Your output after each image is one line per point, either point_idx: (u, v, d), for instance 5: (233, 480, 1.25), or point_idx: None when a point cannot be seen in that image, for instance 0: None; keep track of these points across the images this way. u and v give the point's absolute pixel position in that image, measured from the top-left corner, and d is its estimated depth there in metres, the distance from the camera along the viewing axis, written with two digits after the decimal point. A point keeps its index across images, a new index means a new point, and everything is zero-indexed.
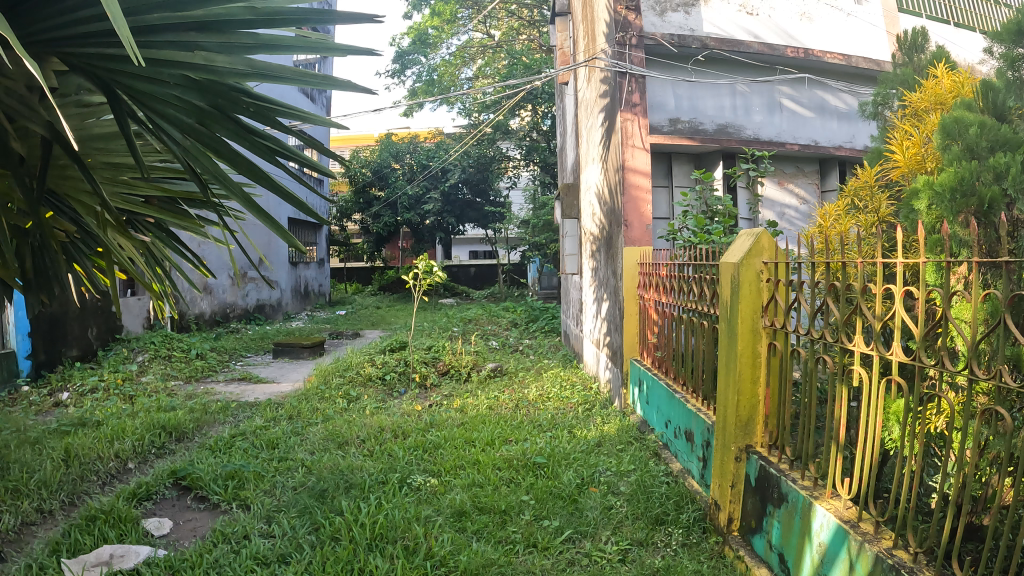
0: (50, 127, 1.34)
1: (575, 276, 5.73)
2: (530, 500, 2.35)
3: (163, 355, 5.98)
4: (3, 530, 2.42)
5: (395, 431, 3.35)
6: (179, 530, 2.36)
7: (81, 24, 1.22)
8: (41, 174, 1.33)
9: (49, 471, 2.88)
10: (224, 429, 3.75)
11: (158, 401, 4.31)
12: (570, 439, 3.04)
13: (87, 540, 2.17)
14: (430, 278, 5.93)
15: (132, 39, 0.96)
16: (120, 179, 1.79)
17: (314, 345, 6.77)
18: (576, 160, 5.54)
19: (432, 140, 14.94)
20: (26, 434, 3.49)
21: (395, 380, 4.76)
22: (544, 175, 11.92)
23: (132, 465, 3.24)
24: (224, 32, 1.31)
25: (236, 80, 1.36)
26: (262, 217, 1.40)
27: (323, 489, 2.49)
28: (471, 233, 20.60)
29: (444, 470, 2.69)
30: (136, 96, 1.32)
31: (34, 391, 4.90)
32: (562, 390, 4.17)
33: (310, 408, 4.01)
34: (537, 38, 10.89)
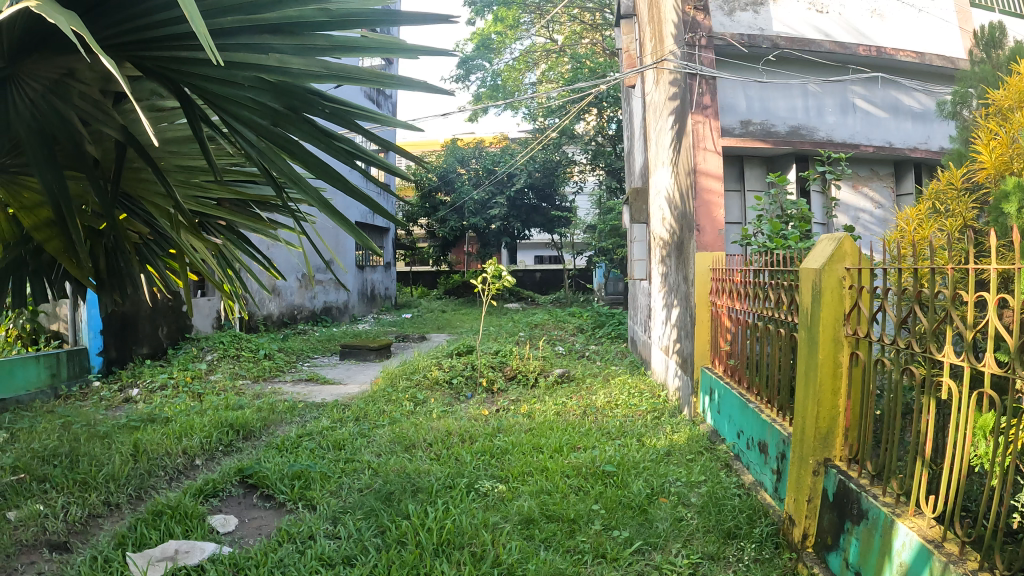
0: (124, 132, 1.41)
1: (643, 281, 5.65)
2: (599, 509, 2.30)
3: (232, 355, 6.08)
4: (71, 521, 2.53)
5: (463, 435, 3.34)
6: (244, 527, 2.38)
7: (151, 29, 1.23)
8: (117, 178, 1.45)
9: (118, 465, 2.96)
10: (290, 428, 3.79)
11: (226, 399, 4.37)
12: (641, 448, 2.98)
13: (153, 534, 2.21)
14: (498, 282, 5.92)
15: (211, 45, 0.96)
16: (192, 182, 1.82)
17: (381, 347, 6.80)
18: (644, 163, 5.49)
19: (497, 145, 15.00)
20: (97, 429, 3.59)
21: (461, 384, 4.75)
22: (611, 180, 11.82)
23: (200, 462, 3.29)
24: (299, 34, 1.30)
25: (312, 82, 1.35)
26: (333, 219, 1.39)
27: (390, 492, 2.49)
28: (538, 236, 20.64)
29: (512, 476, 2.67)
30: (210, 99, 1.33)
31: (105, 386, 5.05)
32: (630, 397, 4.10)
33: (377, 410, 4.03)
34: (601, 42, 10.85)
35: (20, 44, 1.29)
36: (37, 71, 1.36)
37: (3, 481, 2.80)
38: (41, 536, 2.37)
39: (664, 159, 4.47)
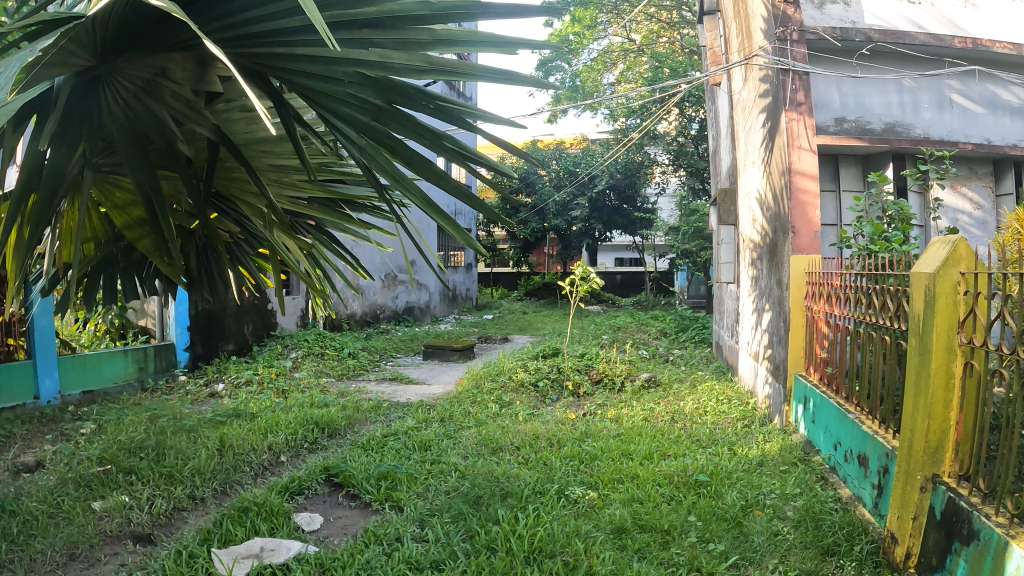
0: (216, 132, 1.47)
1: (731, 285, 5.55)
2: (694, 520, 2.25)
3: (316, 352, 6.19)
4: (157, 514, 2.65)
5: (551, 439, 3.32)
6: (329, 526, 2.44)
7: (245, 25, 1.26)
8: (210, 176, 1.52)
9: (205, 461, 3.09)
10: (374, 427, 3.80)
11: (312, 397, 4.43)
12: (732, 458, 2.92)
13: (238, 532, 2.30)
14: (587, 284, 5.87)
15: (325, 28, 0.97)
16: (285, 180, 1.89)
17: (465, 349, 6.80)
18: (732, 163, 5.39)
19: (577, 147, 14.94)
20: (184, 423, 3.72)
21: (546, 387, 4.74)
22: (694, 181, 11.64)
23: (285, 459, 3.35)
24: (399, 28, 1.28)
25: (416, 77, 1.33)
26: (431, 214, 1.38)
27: (478, 495, 2.49)
28: (619, 237, 20.53)
29: (602, 483, 2.65)
30: (310, 95, 1.36)
31: (192, 382, 5.20)
32: (719, 404, 4.01)
33: (463, 412, 4.03)
34: (680, 40, 10.72)
35: (116, 42, 1.34)
36: (130, 71, 1.42)
37: (93, 473, 3.01)
38: (125, 529, 2.52)
39: (754, 159, 4.39)
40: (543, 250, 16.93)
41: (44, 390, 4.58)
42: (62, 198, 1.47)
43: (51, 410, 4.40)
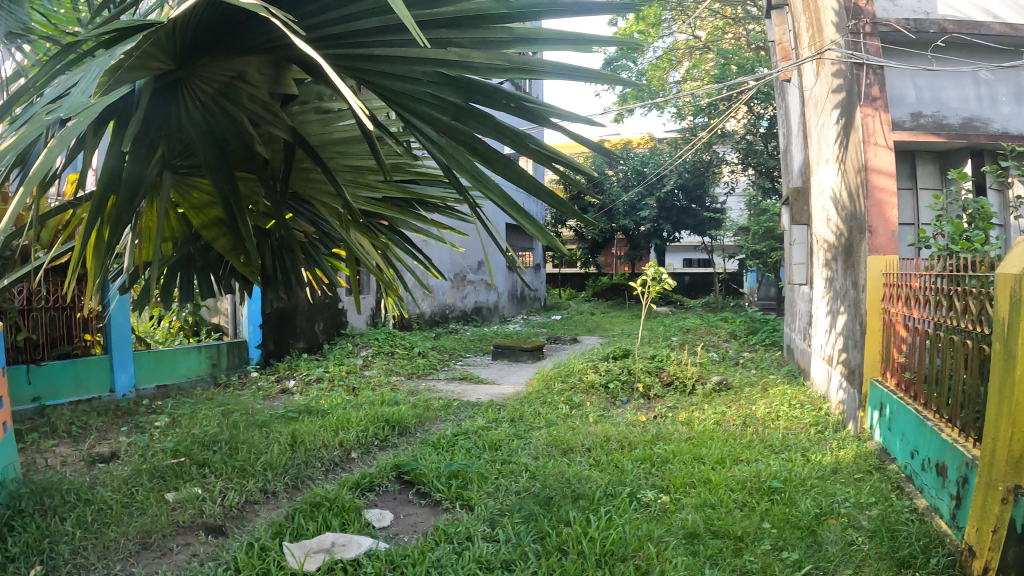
0: (292, 132, 1.59)
1: (804, 287, 5.46)
2: (768, 527, 2.23)
3: (386, 351, 6.30)
4: (229, 506, 2.73)
5: (621, 442, 3.34)
6: (399, 523, 2.49)
7: (333, 27, 1.34)
8: (286, 175, 1.63)
9: (277, 455, 3.17)
10: (444, 425, 3.85)
11: (382, 395, 4.49)
12: (806, 464, 2.89)
13: (310, 526, 2.36)
14: (659, 285, 5.85)
15: (417, 29, 1.03)
16: (364, 180, 1.98)
17: (535, 349, 6.81)
18: (804, 161, 5.32)
19: (644, 147, 14.85)
20: (256, 418, 3.83)
21: (616, 389, 4.75)
22: (763, 180, 11.47)
23: (356, 455, 3.41)
24: (475, 27, 1.35)
25: (496, 76, 1.35)
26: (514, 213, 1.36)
27: (550, 497, 2.52)
28: (687, 239, 20.35)
29: (674, 486, 2.65)
30: (389, 96, 1.39)
31: (264, 378, 5.36)
32: (792, 409, 3.95)
33: (533, 412, 4.10)
34: (746, 36, 10.59)
35: (194, 44, 1.48)
36: (211, 74, 1.57)
37: (167, 465, 3.13)
38: (198, 519, 2.61)
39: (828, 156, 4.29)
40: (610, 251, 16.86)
41: (120, 383, 4.77)
42: (146, 196, 1.60)
43: (126, 404, 4.57)
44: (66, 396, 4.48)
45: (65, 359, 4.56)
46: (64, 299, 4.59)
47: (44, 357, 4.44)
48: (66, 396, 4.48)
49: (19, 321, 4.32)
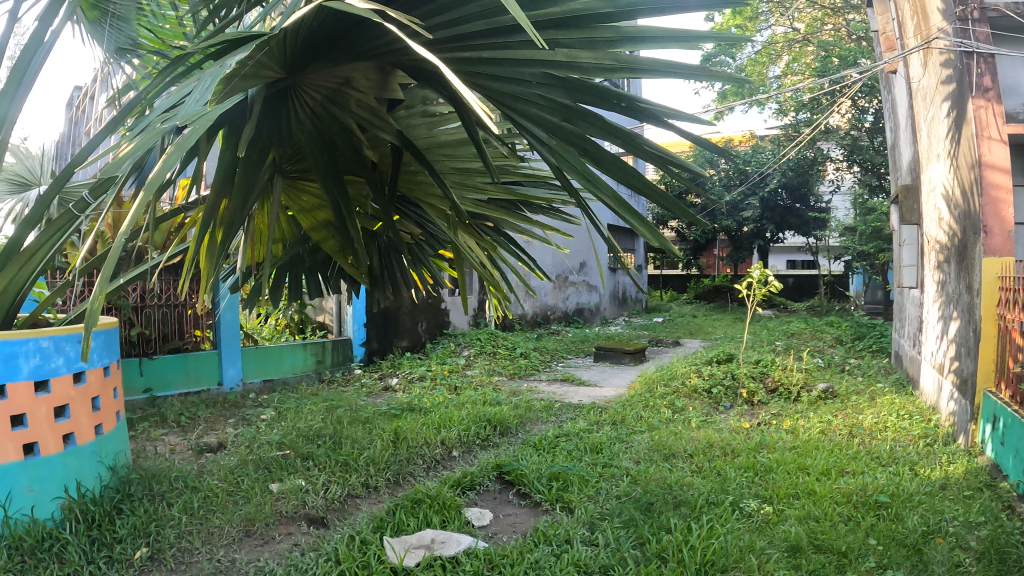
0: (399, 137, 1.92)
1: (914, 290, 5.28)
2: (872, 543, 2.19)
3: (489, 351, 6.41)
4: (333, 499, 2.83)
5: (724, 448, 3.31)
6: (498, 523, 2.54)
7: (462, 24, 1.57)
8: (396, 172, 1.92)
9: (381, 451, 3.26)
10: (546, 427, 3.88)
11: (485, 395, 4.57)
12: (914, 479, 2.80)
13: (410, 522, 2.43)
14: (765, 288, 5.74)
15: (533, 32, 1.14)
16: (469, 183, 2.33)
17: (637, 351, 6.75)
18: (914, 158, 5.14)
19: (747, 145, 14.52)
20: (360, 414, 3.96)
21: (719, 394, 4.70)
22: (869, 178, 11.06)
23: (457, 454, 3.47)
24: (584, 27, 1.54)
25: (603, 74, 1.57)
26: (621, 208, 1.62)
27: (650, 502, 2.53)
28: (791, 239, 19.81)
29: (776, 497, 2.62)
30: (498, 98, 1.68)
31: (368, 374, 5.55)
32: (899, 420, 3.83)
33: (634, 415, 4.11)
34: (848, 27, 10.28)
35: (304, 49, 1.71)
36: (319, 82, 1.86)
37: (273, 457, 3.27)
38: (301, 510, 2.72)
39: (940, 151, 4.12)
40: (711, 251, 16.58)
41: (228, 376, 4.97)
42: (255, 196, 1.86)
43: (233, 396, 4.77)
44: (176, 388, 4.73)
45: (178, 354, 4.80)
46: (177, 296, 4.83)
47: (156, 351, 4.69)
48: (176, 388, 4.71)
49: (133, 316, 4.56)
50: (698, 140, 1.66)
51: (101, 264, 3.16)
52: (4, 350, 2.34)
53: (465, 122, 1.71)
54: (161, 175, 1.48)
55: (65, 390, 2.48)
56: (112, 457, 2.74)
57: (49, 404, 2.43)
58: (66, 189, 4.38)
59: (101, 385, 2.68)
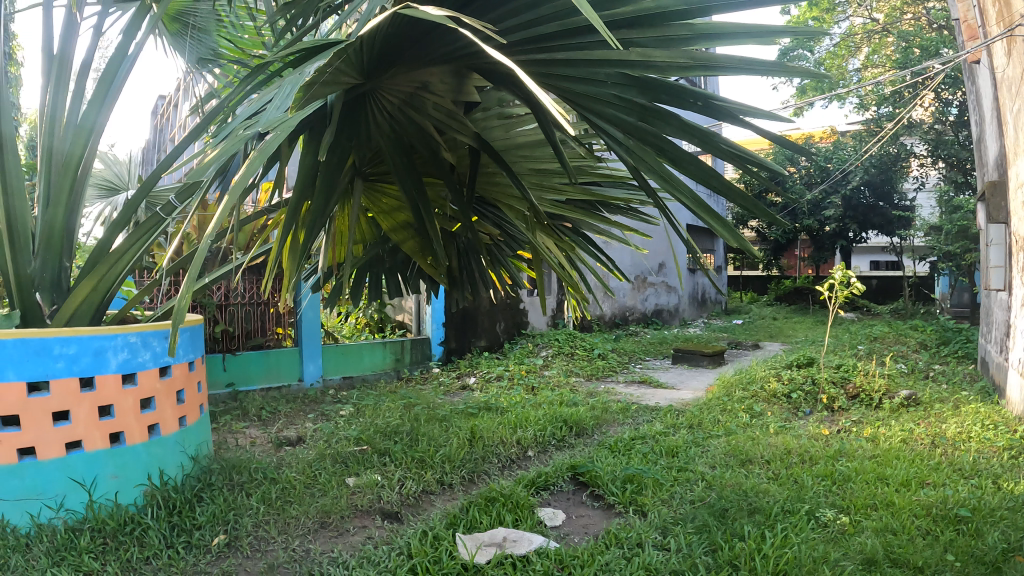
0: (476, 139, 1.94)
1: (1005, 293, 5.07)
2: (952, 559, 2.12)
3: (567, 351, 6.40)
4: (407, 494, 2.86)
5: (802, 455, 3.24)
6: (570, 524, 2.55)
7: (537, 24, 1.60)
8: (474, 174, 1.96)
9: (457, 449, 3.29)
10: (622, 429, 3.85)
11: (561, 395, 4.57)
12: (996, 493, 2.70)
13: (483, 520, 2.45)
14: (847, 289, 5.59)
15: (605, 29, 1.16)
16: (545, 184, 2.35)
17: (716, 354, 6.64)
18: (1002, 153, 4.95)
19: (828, 140, 14.16)
20: (438, 412, 4.00)
21: (799, 399, 4.60)
22: (955, 175, 10.67)
23: (531, 454, 3.48)
24: (658, 25, 1.55)
25: (679, 73, 1.56)
26: (699, 208, 1.63)
27: (724, 508, 2.50)
28: (877, 240, 19.22)
29: (853, 508, 2.55)
30: (574, 99, 1.73)
31: (445, 373, 5.61)
32: (986, 430, 3.69)
33: (712, 419, 4.05)
34: (930, 16, 9.95)
35: (380, 56, 1.74)
36: (397, 87, 1.89)
37: (350, 452, 3.33)
38: (375, 504, 2.76)
39: None
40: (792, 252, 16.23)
41: (309, 373, 5.08)
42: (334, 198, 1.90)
43: (313, 391, 4.87)
44: (258, 382, 4.85)
45: (259, 351, 4.92)
46: (260, 295, 4.94)
47: (239, 348, 4.80)
48: (258, 382, 4.85)
49: (218, 314, 4.68)
50: (778, 139, 1.63)
51: (188, 266, 3.27)
52: (96, 345, 2.48)
53: (541, 123, 1.71)
54: (245, 180, 1.51)
55: (151, 383, 2.63)
56: (194, 447, 2.88)
57: (136, 396, 2.57)
58: (154, 193, 4.55)
59: (186, 379, 2.83)
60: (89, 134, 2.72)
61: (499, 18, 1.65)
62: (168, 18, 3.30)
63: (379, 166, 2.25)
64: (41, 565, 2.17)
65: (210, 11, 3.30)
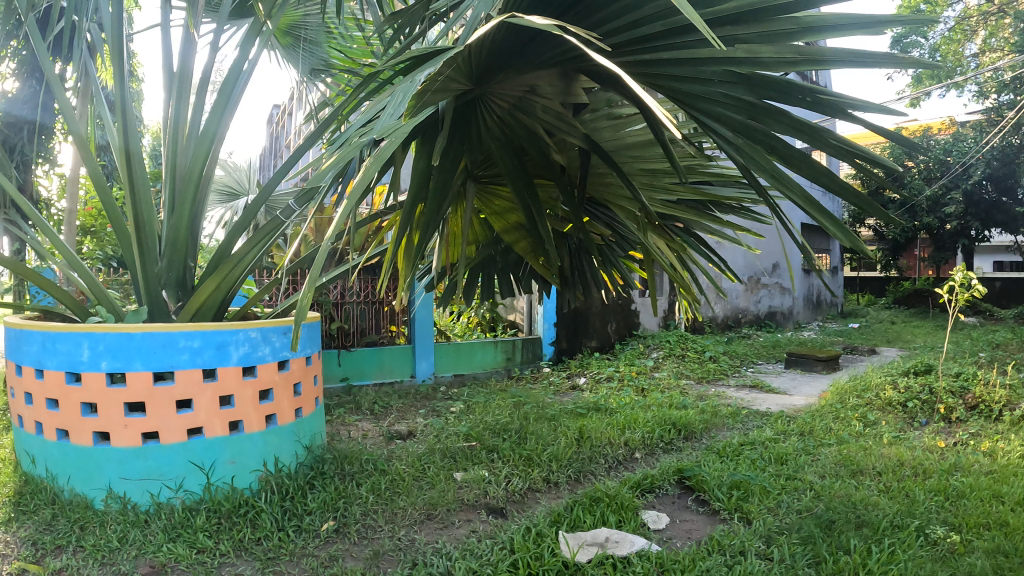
0: (586, 139, 1.94)
1: None
2: None
3: (677, 354, 6.36)
4: (513, 491, 2.92)
5: (917, 468, 3.14)
6: (674, 528, 2.55)
7: (641, 25, 1.63)
8: (583, 175, 1.98)
9: (564, 448, 3.33)
10: (732, 434, 3.81)
11: (671, 398, 4.55)
12: None
13: (587, 519, 2.48)
14: (969, 292, 5.33)
15: (706, 29, 1.16)
16: (656, 184, 2.37)
17: (830, 359, 6.45)
18: None
19: (947, 132, 13.54)
20: (547, 411, 4.05)
21: (915, 409, 4.44)
22: None
23: (639, 455, 3.48)
24: (763, 21, 1.56)
25: (786, 68, 1.56)
26: (812, 207, 1.63)
27: (831, 520, 2.46)
28: (1005, 240, 18.22)
29: (966, 526, 2.46)
30: (683, 98, 1.74)
31: (555, 373, 5.66)
32: None
33: (824, 427, 3.96)
34: None
35: (490, 62, 1.81)
36: (506, 90, 1.95)
37: (459, 447, 3.42)
38: (482, 500, 2.83)
39: None
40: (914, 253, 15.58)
41: (422, 369, 5.20)
42: (446, 202, 1.97)
43: (424, 388, 5.01)
44: (371, 378, 5.01)
45: (373, 347, 5.10)
46: (374, 294, 5.13)
47: (355, 344, 5.00)
48: (372, 377, 5.01)
49: (334, 312, 4.90)
50: (892, 136, 1.60)
51: (309, 263, 3.43)
52: (218, 339, 2.62)
53: (650, 123, 1.68)
54: (363, 182, 1.58)
55: (270, 375, 2.77)
56: (308, 437, 3.00)
57: (255, 387, 2.72)
58: (273, 197, 4.78)
59: (302, 372, 2.96)
60: (211, 142, 2.87)
61: (604, 20, 1.69)
62: (281, 33, 3.65)
63: (489, 168, 2.31)
64: (158, 541, 2.33)
65: (319, 23, 3.62)
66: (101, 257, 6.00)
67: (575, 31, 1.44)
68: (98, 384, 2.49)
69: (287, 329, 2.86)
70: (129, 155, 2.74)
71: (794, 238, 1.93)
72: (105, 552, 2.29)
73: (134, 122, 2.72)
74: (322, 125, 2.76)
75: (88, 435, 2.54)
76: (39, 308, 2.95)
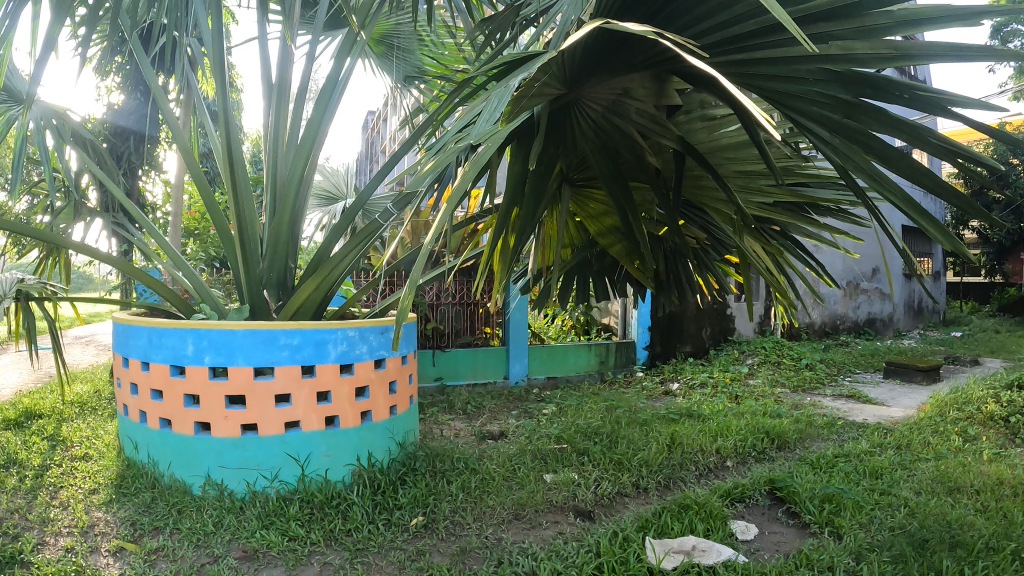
0: (681, 141, 1.92)
1: None
2: None
3: (772, 361, 6.26)
4: (602, 494, 2.94)
5: (1021, 487, 3.02)
6: (762, 539, 2.53)
7: (731, 26, 1.65)
8: (677, 179, 1.98)
9: (655, 454, 3.33)
10: (826, 445, 3.73)
11: (765, 406, 4.49)
12: None
13: (674, 526, 2.50)
14: None
15: (796, 30, 1.16)
16: (752, 187, 2.35)
17: (932, 369, 6.22)
18: None
19: None
20: (638, 416, 4.06)
21: (1018, 424, 4.26)
22: None
23: (731, 464, 3.46)
24: (855, 18, 1.56)
25: (881, 63, 1.55)
26: (911, 208, 1.62)
27: (924, 539, 2.40)
28: None
29: None
30: (778, 98, 1.75)
31: (648, 377, 5.65)
32: None
33: (922, 440, 3.85)
34: None
35: (584, 67, 1.85)
36: (599, 94, 2.00)
37: (550, 449, 3.46)
38: (570, 502, 2.86)
39: None
40: None
41: (515, 372, 5.27)
42: (540, 205, 2.01)
43: (516, 390, 5.07)
44: (465, 378, 5.11)
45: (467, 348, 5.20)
46: (469, 295, 5.22)
47: (449, 344, 5.12)
48: (465, 377, 5.11)
49: (428, 313, 5.02)
50: (997, 131, 1.56)
51: (406, 265, 3.51)
52: (318, 337, 2.73)
53: (746, 125, 1.68)
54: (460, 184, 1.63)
55: (366, 372, 2.86)
56: (402, 434, 3.09)
57: (351, 384, 2.82)
58: (371, 201, 4.93)
59: (398, 371, 3.05)
60: (309, 148, 2.97)
61: (693, 21, 1.71)
62: (375, 42, 3.77)
63: (584, 172, 2.35)
64: (250, 527, 2.44)
65: (412, 31, 3.71)
66: (204, 257, 6.28)
67: (669, 33, 1.46)
68: (202, 377, 2.64)
69: (386, 328, 2.94)
70: (231, 162, 2.87)
71: (894, 242, 1.90)
72: (200, 535, 2.41)
73: (237, 130, 2.83)
74: (416, 132, 2.83)
75: (190, 425, 2.69)
76: (146, 305, 3.12)
